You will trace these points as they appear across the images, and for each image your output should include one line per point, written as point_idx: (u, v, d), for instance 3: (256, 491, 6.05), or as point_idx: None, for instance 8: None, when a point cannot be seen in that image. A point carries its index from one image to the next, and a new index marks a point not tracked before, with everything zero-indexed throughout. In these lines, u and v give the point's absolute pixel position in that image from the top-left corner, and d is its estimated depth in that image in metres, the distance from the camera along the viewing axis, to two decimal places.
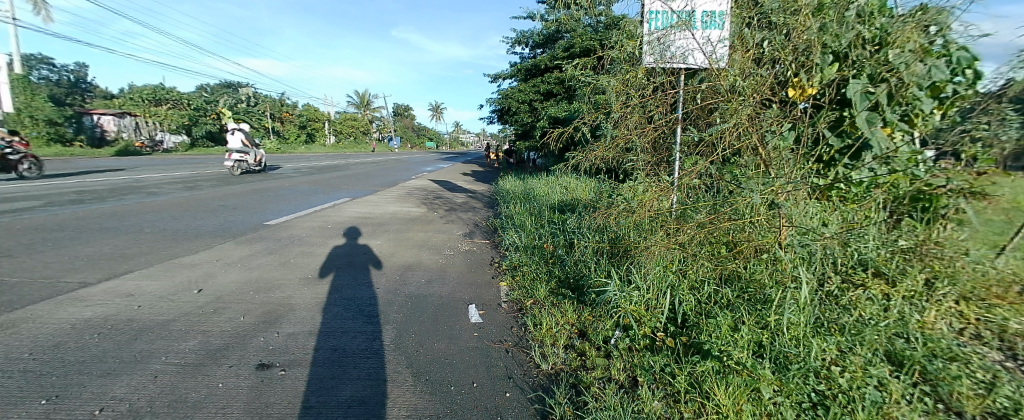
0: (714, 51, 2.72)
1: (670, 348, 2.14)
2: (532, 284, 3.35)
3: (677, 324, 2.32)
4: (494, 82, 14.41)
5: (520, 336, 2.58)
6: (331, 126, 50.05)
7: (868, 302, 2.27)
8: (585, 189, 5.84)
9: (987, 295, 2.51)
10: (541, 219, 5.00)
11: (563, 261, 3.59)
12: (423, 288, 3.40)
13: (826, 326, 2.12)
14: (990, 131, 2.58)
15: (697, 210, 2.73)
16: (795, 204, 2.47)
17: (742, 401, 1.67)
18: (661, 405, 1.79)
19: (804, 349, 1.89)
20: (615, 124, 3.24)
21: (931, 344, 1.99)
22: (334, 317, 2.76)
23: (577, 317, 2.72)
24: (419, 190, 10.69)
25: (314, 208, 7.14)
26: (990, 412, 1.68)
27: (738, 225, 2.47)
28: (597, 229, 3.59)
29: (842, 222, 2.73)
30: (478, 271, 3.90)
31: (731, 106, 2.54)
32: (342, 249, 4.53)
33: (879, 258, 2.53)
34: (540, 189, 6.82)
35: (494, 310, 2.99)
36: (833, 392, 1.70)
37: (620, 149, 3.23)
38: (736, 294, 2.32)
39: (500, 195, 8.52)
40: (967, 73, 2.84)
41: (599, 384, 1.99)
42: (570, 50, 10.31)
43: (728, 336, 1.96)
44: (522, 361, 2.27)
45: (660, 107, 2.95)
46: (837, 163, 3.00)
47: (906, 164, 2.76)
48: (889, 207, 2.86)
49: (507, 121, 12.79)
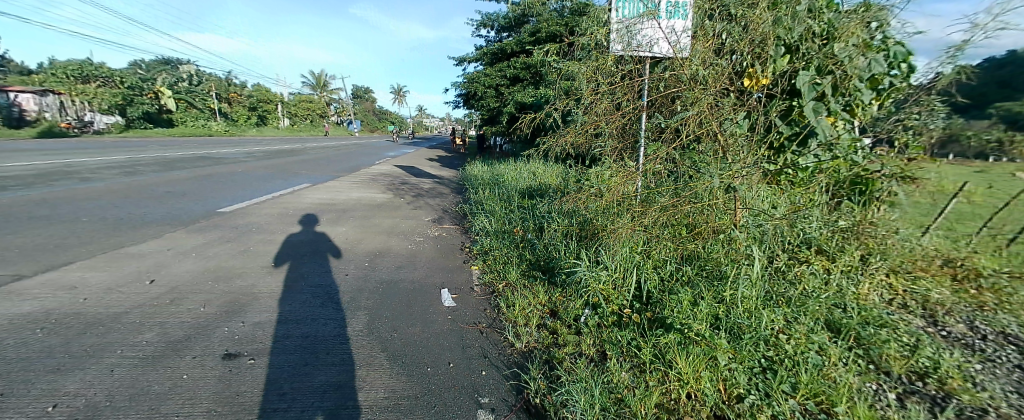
0: (677, 40, 2.83)
1: (635, 323, 2.25)
2: (504, 266, 3.37)
3: (642, 301, 2.42)
4: (459, 65, 14.10)
5: (493, 318, 2.61)
6: (285, 107, 47.21)
7: (811, 276, 2.53)
8: (553, 174, 5.92)
9: (913, 268, 2.97)
10: (510, 204, 4.99)
11: (533, 245, 3.60)
12: (393, 274, 3.37)
13: (775, 299, 2.34)
14: (921, 120, 2.94)
15: (661, 194, 2.87)
16: (749, 187, 2.63)
17: (700, 368, 1.85)
18: (628, 375, 1.90)
19: (756, 320, 2.10)
20: (585, 110, 3.30)
21: (865, 313, 2.32)
22: (302, 304, 2.68)
23: (549, 298, 2.75)
24: (384, 176, 10.40)
25: (272, 195, 6.81)
26: (913, 371, 2.05)
27: (697, 207, 2.62)
28: (563, 214, 3.61)
29: (790, 205, 2.98)
30: (449, 256, 3.89)
31: (693, 95, 2.68)
32: (305, 236, 4.38)
33: (821, 237, 2.83)
34: (509, 173, 6.85)
35: (466, 294, 3.00)
36: (780, 357, 1.95)
37: (589, 135, 3.30)
38: (696, 271, 2.49)
39: (467, 181, 8.45)
40: (903, 66, 3.13)
41: (571, 358, 2.06)
42: (536, 35, 10.18)
43: (688, 310, 2.12)
44: (496, 341, 2.31)
45: (627, 94, 3.04)
46: (786, 149, 3.22)
47: (846, 151, 3.09)
48: (832, 191, 3.19)
49: (474, 106, 12.62)
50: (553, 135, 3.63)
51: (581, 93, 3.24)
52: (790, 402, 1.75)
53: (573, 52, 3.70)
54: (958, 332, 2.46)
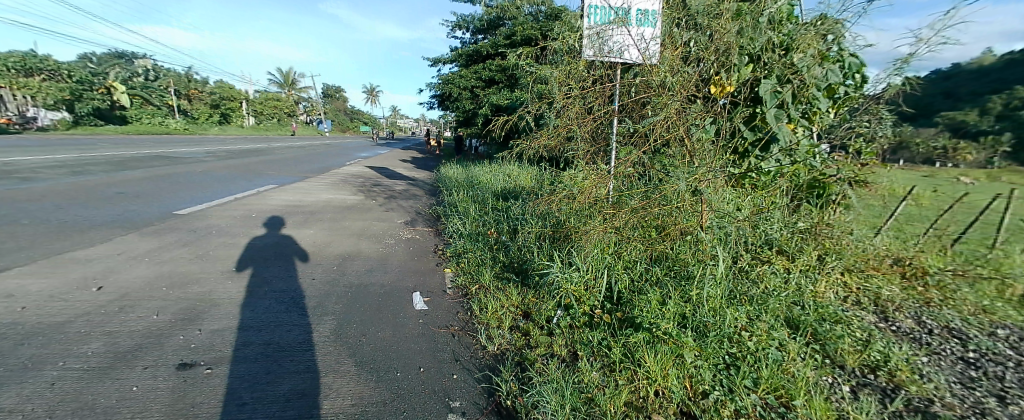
0: (647, 48, 2.90)
1: (606, 323, 2.28)
2: (477, 269, 3.35)
3: (613, 301, 2.46)
4: (434, 66, 13.99)
5: (465, 321, 2.59)
6: (251, 106, 45.40)
7: (772, 275, 2.65)
8: (528, 176, 5.95)
9: (865, 267, 3.14)
10: (484, 206, 4.97)
11: (506, 247, 3.59)
12: (363, 278, 3.28)
13: (738, 297, 2.44)
14: (870, 128, 3.14)
15: (631, 196, 2.93)
16: (714, 190, 2.74)
17: (668, 366, 1.90)
18: (599, 375, 1.92)
19: (720, 318, 2.18)
20: (558, 114, 3.35)
21: (821, 310, 2.46)
22: (264, 311, 2.57)
23: (521, 300, 2.75)
24: (355, 177, 10.15)
25: (235, 196, 6.51)
26: (866, 364, 2.18)
27: (666, 210, 2.70)
28: (536, 216, 3.62)
29: (753, 207, 3.12)
30: (421, 259, 3.84)
31: (661, 100, 2.77)
32: (270, 240, 4.21)
33: (782, 238, 2.97)
34: (483, 176, 6.84)
35: (439, 297, 2.97)
36: (743, 353, 2.03)
37: (562, 138, 3.33)
38: (665, 271, 2.56)
39: (441, 183, 8.37)
40: (856, 76, 3.33)
41: (542, 360, 2.07)
42: (512, 38, 10.25)
43: (656, 310, 2.18)
44: (468, 344, 2.29)
45: (598, 99, 3.07)
46: (749, 154, 3.38)
47: (804, 157, 3.19)
48: (791, 194, 3.35)
49: (448, 107, 12.54)
50: (526, 139, 3.65)
51: (554, 98, 3.30)
52: (751, 396, 1.82)
53: (546, 56, 3.75)
54: (907, 327, 2.64)
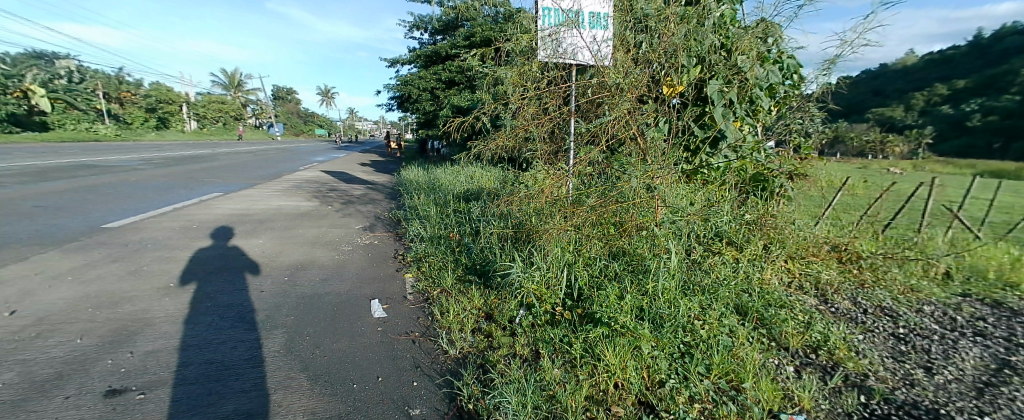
0: (599, 50, 2.98)
1: (567, 320, 2.31)
2: (439, 273, 3.29)
3: (574, 298, 2.50)
4: (392, 67, 13.69)
5: (426, 326, 2.54)
6: (195, 109, 42.54)
7: (722, 265, 2.79)
8: (489, 177, 5.94)
9: (806, 254, 3.38)
10: (446, 209, 4.91)
11: (468, 249, 3.55)
12: (317, 288, 3.15)
13: (692, 288, 2.55)
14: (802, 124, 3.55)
15: (589, 195, 2.99)
16: (667, 186, 2.86)
17: (626, 358, 1.95)
18: (560, 371, 1.95)
19: (675, 309, 2.27)
20: (514, 115, 3.36)
21: (767, 296, 2.62)
22: (207, 328, 2.41)
23: (484, 301, 2.74)
24: (310, 183, 9.73)
25: (176, 206, 6.07)
26: (808, 344, 2.34)
27: (623, 206, 2.77)
28: (497, 216, 3.60)
29: (705, 201, 3.27)
30: (381, 265, 3.73)
31: (614, 101, 2.88)
32: (215, 251, 3.96)
33: (731, 230, 3.14)
34: (445, 178, 6.76)
35: (398, 303, 2.89)
36: (696, 341, 2.12)
37: (520, 139, 3.33)
38: (623, 266, 2.63)
39: (402, 186, 8.19)
40: (794, 77, 3.57)
41: (504, 360, 2.07)
42: (471, 39, 10.23)
43: (614, 304, 2.23)
44: (429, 349, 2.24)
45: (554, 99, 3.13)
46: (700, 151, 3.52)
47: (749, 153, 3.46)
48: (739, 187, 3.60)
49: (408, 109, 12.32)
50: (484, 140, 3.64)
51: (510, 100, 3.32)
52: (704, 382, 1.91)
53: (502, 57, 3.76)
54: (844, 307, 2.86)
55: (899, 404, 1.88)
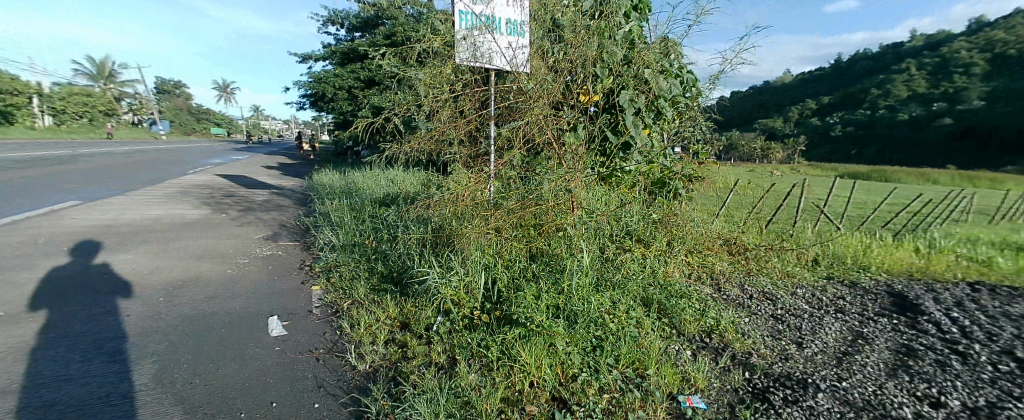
0: (514, 57, 3.00)
1: (485, 323, 2.31)
2: (351, 283, 3.10)
3: (492, 300, 2.50)
4: (304, 62, 12.72)
5: (334, 341, 2.36)
6: (54, 102, 35.58)
7: (632, 261, 3.00)
8: (410, 181, 5.76)
9: (703, 248, 3.77)
10: (361, 214, 4.65)
11: (385, 257, 3.40)
12: (204, 307, 2.78)
13: (604, 284, 2.70)
14: (694, 132, 4.05)
15: (508, 197, 3.03)
16: (581, 189, 3.00)
17: (541, 357, 2.00)
18: (476, 376, 1.94)
19: (588, 304, 2.38)
20: (430, 117, 3.29)
21: (670, 288, 2.87)
22: (48, 364, 1.99)
23: (399, 310, 2.63)
24: (204, 188, 8.63)
25: (15, 217, 4.98)
26: (704, 329, 2.61)
27: (542, 209, 2.85)
28: (415, 221, 3.48)
29: (616, 202, 3.49)
30: (284, 278, 3.41)
31: (528, 106, 2.95)
32: (68, 271, 3.31)
33: (640, 228, 3.39)
34: (362, 182, 6.41)
35: (302, 318, 2.66)
36: (606, 334, 2.25)
37: (436, 142, 3.26)
38: (542, 266, 2.70)
39: (314, 191, 7.60)
40: (693, 90, 3.97)
41: (418, 370, 2.00)
42: (392, 38, 9.91)
43: (531, 304, 2.27)
44: (336, 366, 2.09)
45: (471, 102, 3.12)
46: (614, 155, 3.74)
47: (658, 157, 3.84)
48: (648, 188, 3.95)
49: (324, 109, 11.54)
50: (399, 142, 3.51)
51: (424, 103, 3.23)
52: (613, 372, 2.02)
53: (414, 57, 3.65)
54: (733, 294, 3.24)
55: (775, 376, 2.17)
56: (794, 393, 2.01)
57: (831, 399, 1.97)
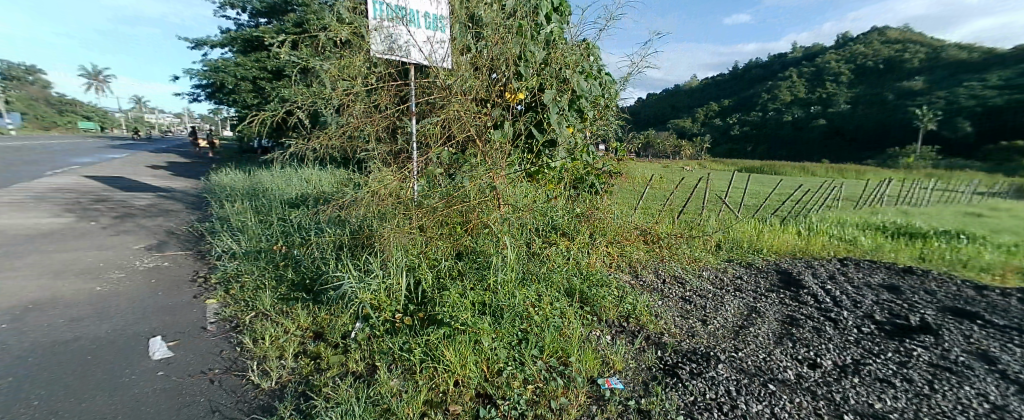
0: (432, 51, 2.95)
1: (407, 326, 2.23)
2: (255, 293, 2.80)
3: (415, 302, 2.42)
4: (198, 48, 11.26)
5: (233, 359, 2.12)
6: None
7: (556, 255, 3.10)
8: (325, 180, 5.37)
9: (622, 239, 4.03)
10: (267, 217, 4.22)
11: (296, 263, 3.13)
12: (61, 333, 2.33)
13: (530, 277, 2.75)
14: (610, 130, 4.31)
15: (432, 195, 2.95)
16: (507, 186, 3.03)
17: (466, 355, 1.98)
18: (398, 381, 1.86)
19: (513, 299, 2.40)
20: (341, 111, 3.07)
21: (592, 277, 3.03)
22: None
23: (312, 320, 2.44)
24: (67, 192, 7.25)
25: None
26: (622, 314, 2.78)
27: (468, 206, 2.81)
28: (328, 224, 3.20)
29: (541, 197, 3.57)
30: (172, 293, 2.99)
31: (444, 100, 2.87)
32: None
33: (564, 222, 3.52)
34: (270, 181, 5.84)
35: (194, 337, 2.35)
36: (531, 326, 2.29)
37: (347, 138, 3.05)
38: (468, 264, 2.67)
39: (212, 192, 6.76)
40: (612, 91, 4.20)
41: (333, 381, 1.87)
42: (303, 26, 9.16)
43: (456, 302, 2.23)
44: (236, 386, 1.88)
45: (386, 97, 2.98)
46: (540, 153, 3.80)
47: (581, 154, 4.02)
48: (571, 183, 4.11)
49: (224, 101, 10.32)
50: (304, 138, 3.16)
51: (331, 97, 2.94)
52: (537, 363, 2.06)
53: (320, 46, 3.33)
54: (649, 280, 3.51)
55: (683, 352, 2.38)
56: (699, 366, 2.22)
57: (729, 369, 2.20)
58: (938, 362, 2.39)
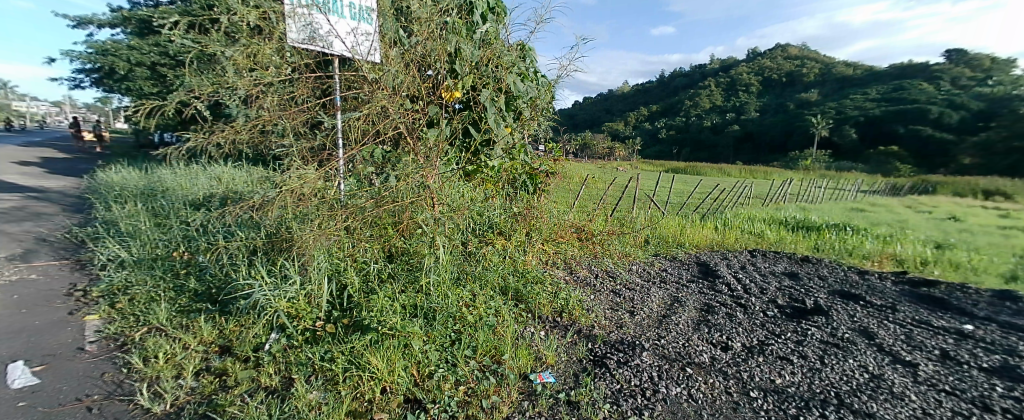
0: (356, 44, 2.77)
1: (330, 334, 2.09)
2: (148, 307, 2.47)
3: (339, 307, 2.28)
4: (80, 26, 9.72)
5: (116, 382, 1.85)
6: None
7: (492, 254, 3.11)
8: (237, 178, 4.88)
9: (557, 237, 4.15)
10: (165, 220, 3.74)
11: (200, 270, 2.80)
12: None
13: (464, 277, 2.72)
14: (546, 130, 4.42)
15: (359, 194, 2.79)
16: (443, 185, 2.95)
17: (395, 360, 1.91)
18: (318, 393, 1.75)
19: (446, 300, 2.36)
20: (250, 103, 2.79)
21: (527, 275, 3.08)
22: None
23: (219, 333, 2.22)
24: None
25: None
26: (556, 309, 2.85)
27: (400, 206, 2.69)
28: (237, 226, 2.89)
29: (479, 197, 3.55)
30: (39, 311, 2.54)
31: (365, 93, 2.70)
32: None
33: (500, 221, 3.55)
34: (171, 180, 5.19)
35: (66, 360, 2.02)
36: (464, 327, 2.25)
37: (258, 132, 2.78)
38: (401, 266, 2.58)
39: (96, 192, 5.85)
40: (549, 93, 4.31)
41: (241, 399, 1.71)
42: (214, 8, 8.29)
43: (385, 307, 2.13)
44: (119, 413, 1.64)
45: (304, 90, 2.76)
46: (479, 152, 3.78)
47: (517, 154, 4.08)
48: (508, 183, 4.13)
49: (115, 88, 9.01)
50: (205, 131, 2.79)
51: (235, 86, 2.61)
52: (470, 363, 2.04)
53: (227, 31, 3.00)
54: (582, 275, 3.65)
55: (612, 343, 2.50)
56: (625, 355, 2.34)
57: (653, 355, 2.35)
58: (826, 338, 2.75)
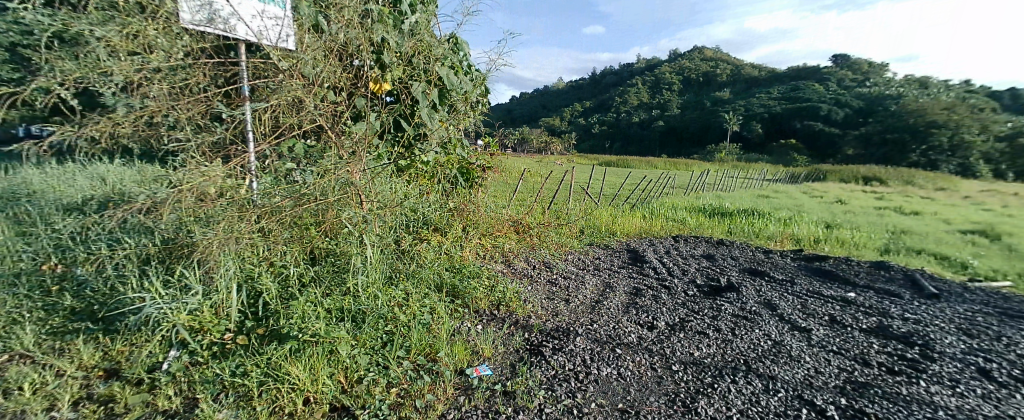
0: (265, 30, 2.54)
1: (243, 346, 1.91)
2: (8, 331, 2.11)
3: (253, 316, 2.10)
4: None
5: None
6: None
7: (428, 251, 3.04)
8: (113, 171, 4.16)
9: (495, 231, 4.17)
10: (22, 226, 3.14)
11: (72, 283, 2.38)
12: None
13: (397, 276, 2.63)
14: (481, 124, 4.40)
15: (276, 192, 2.52)
16: (371, 178, 2.77)
17: (318, 368, 1.81)
18: (229, 412, 1.61)
19: (376, 301, 2.25)
20: (131, 90, 2.41)
21: (464, 270, 3.05)
22: None
23: (105, 354, 1.98)
24: None
25: None
26: (493, 302, 2.87)
27: (323, 203, 2.51)
28: (122, 231, 2.48)
29: (416, 193, 3.43)
30: None
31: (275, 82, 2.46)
32: None
33: (436, 217, 3.47)
34: (37, 179, 4.38)
35: None
36: (397, 327, 2.17)
37: (146, 124, 2.44)
38: (327, 268, 2.43)
39: None
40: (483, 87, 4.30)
41: None
42: None
43: (308, 312, 1.97)
44: None
45: (200, 77, 2.48)
46: (412, 147, 3.66)
47: (451, 149, 4.02)
48: (445, 177, 4.05)
49: None
50: (75, 123, 2.38)
51: (111, 71, 2.24)
52: (403, 364, 1.99)
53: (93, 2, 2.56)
54: (520, 267, 3.71)
55: (548, 330, 2.58)
56: (559, 341, 2.42)
57: (586, 339, 2.46)
58: (737, 312, 3.07)
